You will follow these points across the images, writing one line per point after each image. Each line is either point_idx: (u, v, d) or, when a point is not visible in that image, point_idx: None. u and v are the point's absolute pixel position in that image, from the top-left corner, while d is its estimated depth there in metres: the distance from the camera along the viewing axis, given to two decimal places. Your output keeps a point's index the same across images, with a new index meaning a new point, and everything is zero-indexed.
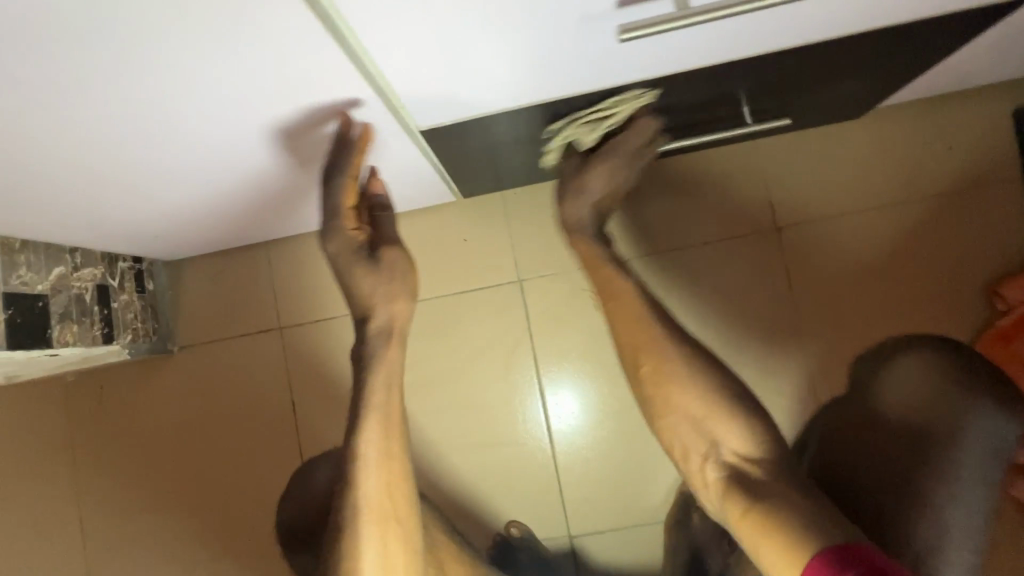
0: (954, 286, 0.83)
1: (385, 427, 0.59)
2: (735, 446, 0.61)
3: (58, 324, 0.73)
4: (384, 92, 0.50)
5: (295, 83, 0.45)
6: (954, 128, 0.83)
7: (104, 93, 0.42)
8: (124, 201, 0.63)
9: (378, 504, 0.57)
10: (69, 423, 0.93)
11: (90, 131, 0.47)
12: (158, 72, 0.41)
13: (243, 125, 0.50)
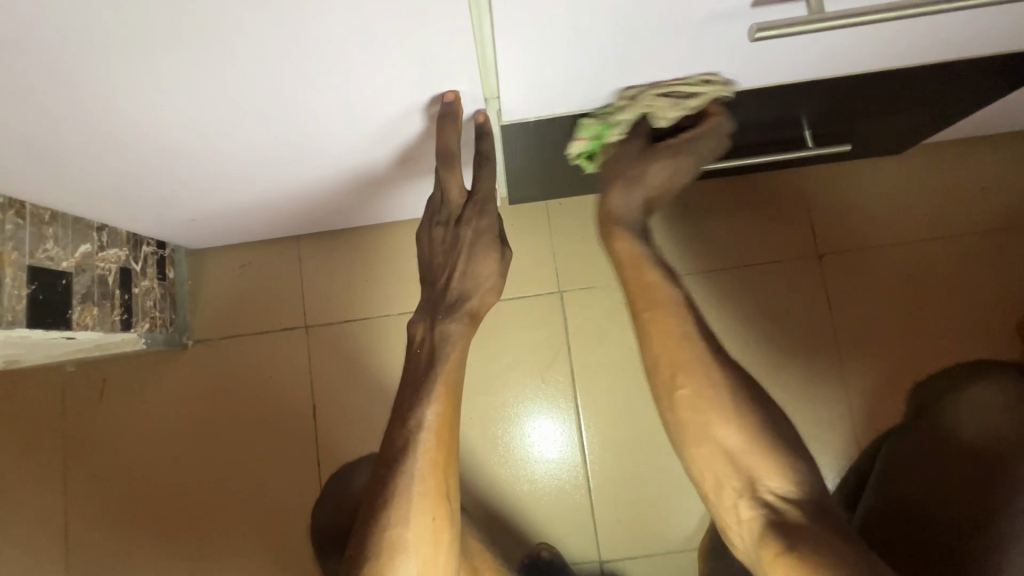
0: (990, 323, 0.84)
1: (446, 406, 0.56)
2: (772, 486, 0.54)
3: (79, 306, 0.68)
4: (485, 70, 0.48)
5: (403, 54, 0.43)
6: (987, 170, 0.87)
7: (187, 45, 0.39)
8: (170, 174, 0.59)
9: (426, 499, 0.54)
10: (65, 417, 0.86)
11: (159, 86, 0.44)
12: (251, 26, 0.38)
13: (326, 97, 0.48)
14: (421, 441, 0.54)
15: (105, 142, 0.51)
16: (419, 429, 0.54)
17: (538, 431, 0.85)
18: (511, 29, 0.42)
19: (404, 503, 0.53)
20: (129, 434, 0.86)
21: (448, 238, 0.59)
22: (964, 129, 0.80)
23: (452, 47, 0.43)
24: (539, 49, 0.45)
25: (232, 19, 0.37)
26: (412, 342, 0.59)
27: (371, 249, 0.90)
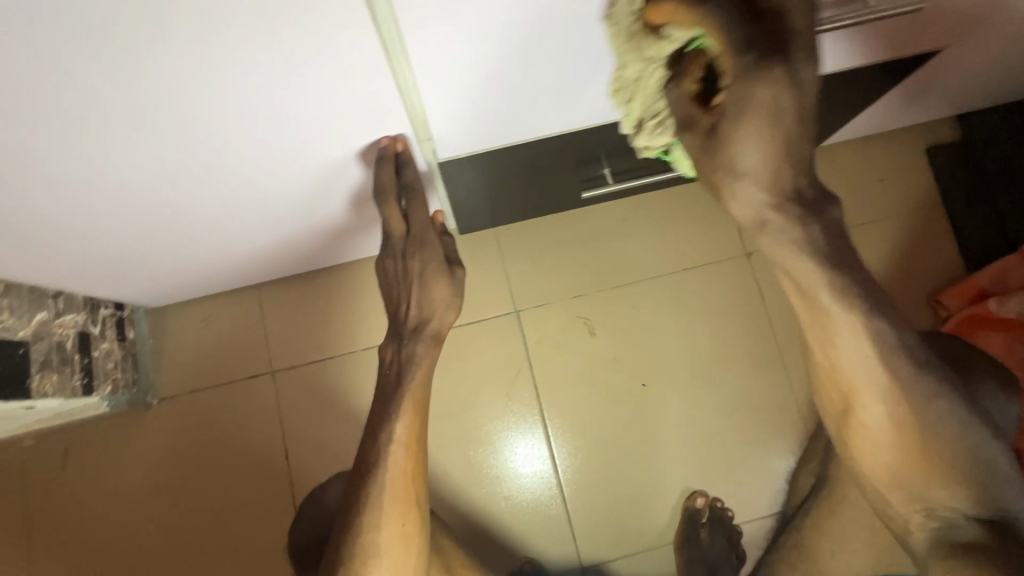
0: (904, 298, 0.94)
1: (416, 423, 0.61)
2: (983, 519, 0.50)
3: (38, 374, 0.68)
4: (413, 115, 0.53)
5: (343, 107, 0.49)
6: (881, 165, 0.98)
7: (147, 114, 0.44)
8: (130, 236, 0.62)
9: (394, 509, 0.58)
10: (28, 491, 0.84)
11: (119, 153, 0.48)
12: (207, 94, 0.43)
13: (275, 150, 0.53)
14: (390, 458, 0.59)
15: (62, 209, 0.53)
16: (388, 447, 0.59)
17: (507, 450, 0.88)
18: (433, 80, 0.48)
19: (377, 515, 0.57)
20: (97, 500, 0.85)
21: (399, 270, 0.63)
22: (854, 131, 0.91)
23: (380, 98, 0.49)
24: (461, 94, 0.51)
25: (189, 91, 0.42)
26: (382, 362, 0.63)
27: (333, 288, 0.93)
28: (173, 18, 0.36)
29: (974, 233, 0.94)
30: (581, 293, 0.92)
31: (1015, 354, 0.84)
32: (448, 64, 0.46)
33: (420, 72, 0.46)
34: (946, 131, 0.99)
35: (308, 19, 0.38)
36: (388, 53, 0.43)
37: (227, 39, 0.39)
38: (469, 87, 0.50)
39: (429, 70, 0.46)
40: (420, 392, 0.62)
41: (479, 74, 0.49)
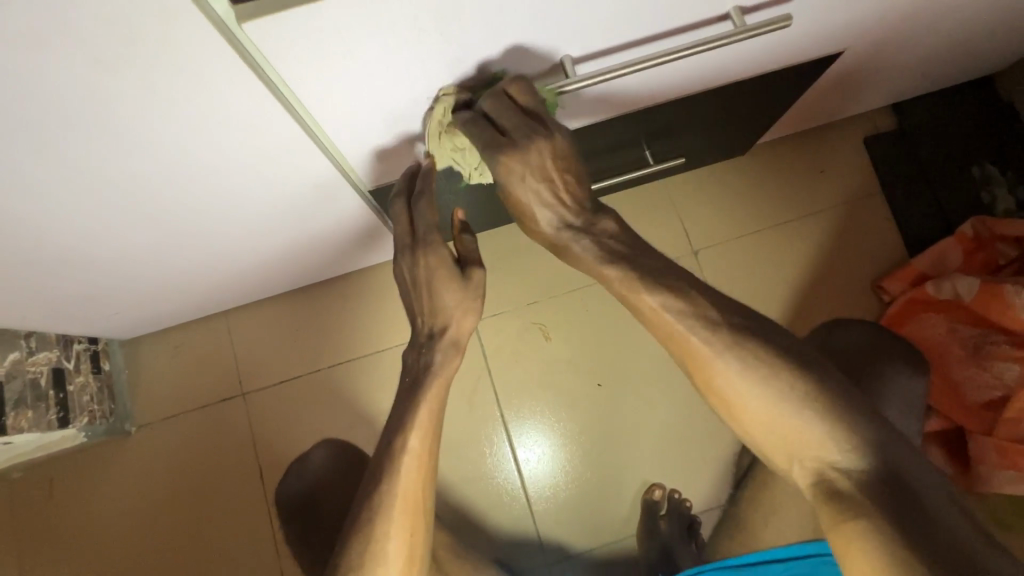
0: (848, 285, 0.97)
1: (423, 458, 0.56)
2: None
3: (13, 411, 0.73)
4: (339, 163, 0.57)
5: (263, 160, 0.51)
6: (820, 157, 1.01)
7: (77, 188, 0.47)
8: (86, 282, 0.66)
9: (401, 526, 0.55)
10: (20, 521, 0.88)
11: (59, 219, 0.51)
12: (130, 169, 0.46)
13: (210, 202, 0.56)
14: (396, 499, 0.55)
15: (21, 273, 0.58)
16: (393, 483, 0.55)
17: (473, 455, 0.92)
18: (341, 126, 0.50)
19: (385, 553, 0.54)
20: (87, 527, 0.89)
21: (409, 278, 0.58)
22: (788, 127, 0.94)
23: (303, 157, 0.53)
24: (372, 137, 0.53)
25: (113, 167, 0.45)
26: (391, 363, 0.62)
27: (299, 309, 0.97)
28: (81, 117, 0.39)
29: (912, 218, 0.97)
30: (536, 300, 0.96)
31: (956, 333, 0.87)
32: (352, 114, 0.48)
33: (329, 123, 0.49)
34: (881, 120, 1.02)
35: (224, 113, 0.43)
36: (309, 130, 0.49)
37: (150, 135, 0.43)
38: (378, 131, 0.52)
39: (334, 119, 0.48)
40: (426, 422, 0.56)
41: (384, 119, 0.50)
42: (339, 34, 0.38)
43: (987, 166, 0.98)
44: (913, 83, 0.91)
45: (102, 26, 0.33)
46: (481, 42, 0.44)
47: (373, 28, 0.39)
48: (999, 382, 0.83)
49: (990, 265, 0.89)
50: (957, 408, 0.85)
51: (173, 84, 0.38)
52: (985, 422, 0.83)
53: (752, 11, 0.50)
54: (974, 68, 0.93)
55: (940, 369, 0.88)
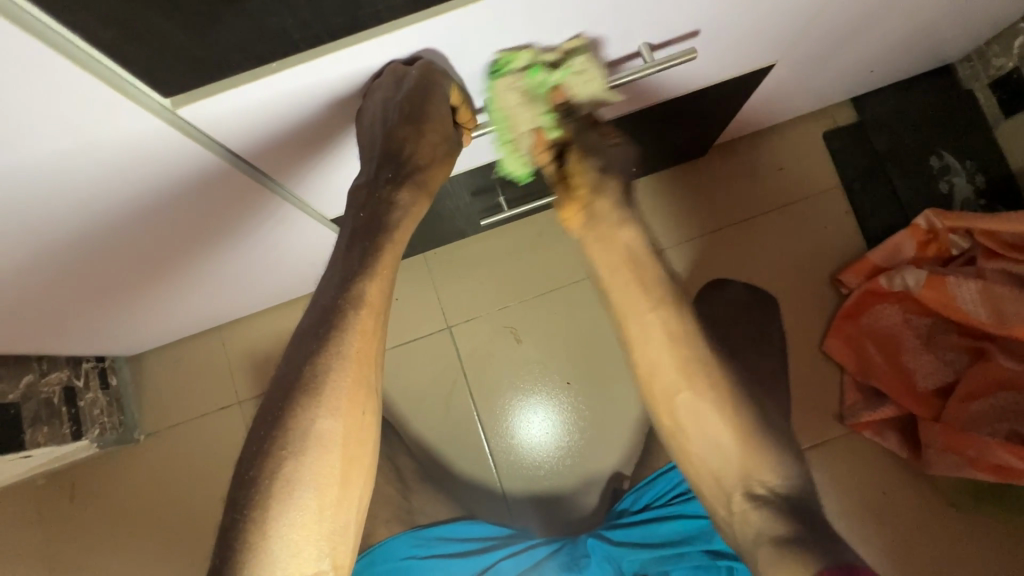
0: (808, 278, 1.00)
1: (356, 414, 0.49)
2: (762, 480, 0.56)
3: (30, 428, 0.81)
4: (297, 203, 0.62)
5: (207, 202, 0.54)
6: (782, 153, 1.03)
7: (26, 246, 0.49)
8: (65, 328, 0.69)
9: (317, 510, 0.47)
10: (46, 522, 0.98)
11: (20, 279, 0.53)
12: (72, 223, 0.48)
13: (164, 246, 0.58)
14: (320, 455, 0.47)
15: (10, 328, 0.62)
16: (319, 443, 0.47)
17: (452, 449, 0.98)
18: (273, 161, 0.52)
19: (294, 521, 0.46)
20: (105, 525, 0.98)
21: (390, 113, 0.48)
22: (744, 127, 0.96)
23: (259, 205, 0.58)
24: (309, 171, 0.56)
25: (57, 223, 0.48)
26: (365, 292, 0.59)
27: (287, 321, 1.03)
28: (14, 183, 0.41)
29: (870, 210, 1.00)
30: (505, 304, 1.02)
31: (910, 323, 0.91)
32: (282, 153, 0.51)
33: (263, 162, 0.51)
34: (843, 113, 1.04)
35: (160, 167, 0.46)
36: (259, 181, 0.54)
37: (101, 199, 0.47)
38: (314, 168, 0.55)
39: (265, 156, 0.51)
40: (360, 378, 0.49)
41: (316, 155, 0.54)
42: (267, 104, 0.43)
43: (946, 155, 0.99)
44: (864, 79, 0.94)
45: (31, 118, 0.36)
46: (390, 81, 0.46)
47: (299, 95, 0.44)
48: (946, 369, 0.88)
49: (942, 256, 0.92)
50: (910, 396, 0.88)
51: (113, 158, 0.43)
52: (933, 408, 0.87)
53: (659, 47, 0.56)
54: (928, 60, 0.94)
55: (895, 356, 0.91)
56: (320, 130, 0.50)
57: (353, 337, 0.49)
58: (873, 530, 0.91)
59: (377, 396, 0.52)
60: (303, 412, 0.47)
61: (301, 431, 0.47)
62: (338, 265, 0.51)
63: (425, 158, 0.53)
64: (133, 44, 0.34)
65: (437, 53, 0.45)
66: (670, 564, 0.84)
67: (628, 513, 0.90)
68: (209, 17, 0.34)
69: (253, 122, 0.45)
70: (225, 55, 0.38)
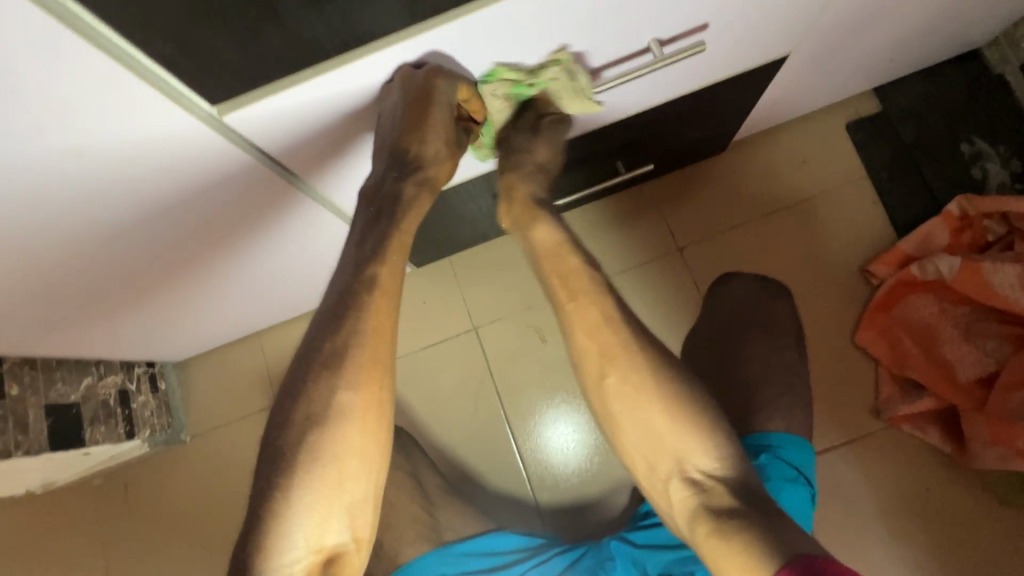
0: (836, 270, 0.98)
1: (373, 396, 0.51)
2: (698, 463, 0.55)
3: (89, 427, 0.88)
4: (325, 203, 0.66)
5: (248, 202, 0.58)
6: (804, 146, 1.03)
7: (87, 247, 0.54)
8: (121, 330, 0.75)
9: (334, 486, 0.49)
10: (102, 520, 1.04)
11: (83, 278, 0.58)
12: (127, 226, 0.53)
13: (206, 246, 0.63)
14: (338, 432, 0.49)
15: (64, 321, 0.67)
16: (337, 421, 0.49)
17: (481, 447, 1.00)
18: (304, 162, 0.56)
19: (315, 495, 0.48)
20: (156, 521, 1.04)
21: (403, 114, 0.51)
22: (762, 122, 0.96)
23: (292, 204, 0.62)
24: (338, 172, 0.60)
25: (114, 226, 0.53)
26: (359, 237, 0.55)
27: None
28: (80, 187, 0.46)
29: (898, 200, 0.98)
30: (529, 304, 1.04)
31: (946, 312, 0.89)
32: (312, 154, 0.55)
33: (296, 163, 0.55)
34: (865, 104, 1.03)
35: (204, 170, 0.50)
36: (292, 182, 0.58)
37: (151, 200, 0.52)
38: (341, 169, 0.59)
39: (297, 158, 0.54)
40: (378, 360, 0.51)
41: (343, 157, 0.58)
42: (299, 108, 0.47)
43: (977, 141, 0.97)
44: (886, 68, 0.93)
45: (94, 126, 0.41)
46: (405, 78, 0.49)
47: (328, 98, 0.47)
48: (988, 359, 0.85)
49: (978, 242, 0.90)
50: (951, 387, 0.85)
51: (156, 156, 0.47)
52: (976, 398, 0.84)
53: (669, 43, 0.58)
54: (954, 45, 0.93)
55: (932, 346, 0.89)
56: (345, 131, 0.53)
57: (370, 322, 0.51)
58: (917, 527, 0.88)
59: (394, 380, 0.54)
60: (327, 392, 0.49)
61: (325, 411, 0.49)
62: (369, 254, 0.54)
63: (430, 154, 0.56)
64: (187, 58, 0.38)
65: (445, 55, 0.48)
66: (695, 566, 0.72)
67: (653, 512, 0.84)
68: (252, 31, 0.38)
69: (286, 126, 0.49)
70: (263, 64, 0.42)
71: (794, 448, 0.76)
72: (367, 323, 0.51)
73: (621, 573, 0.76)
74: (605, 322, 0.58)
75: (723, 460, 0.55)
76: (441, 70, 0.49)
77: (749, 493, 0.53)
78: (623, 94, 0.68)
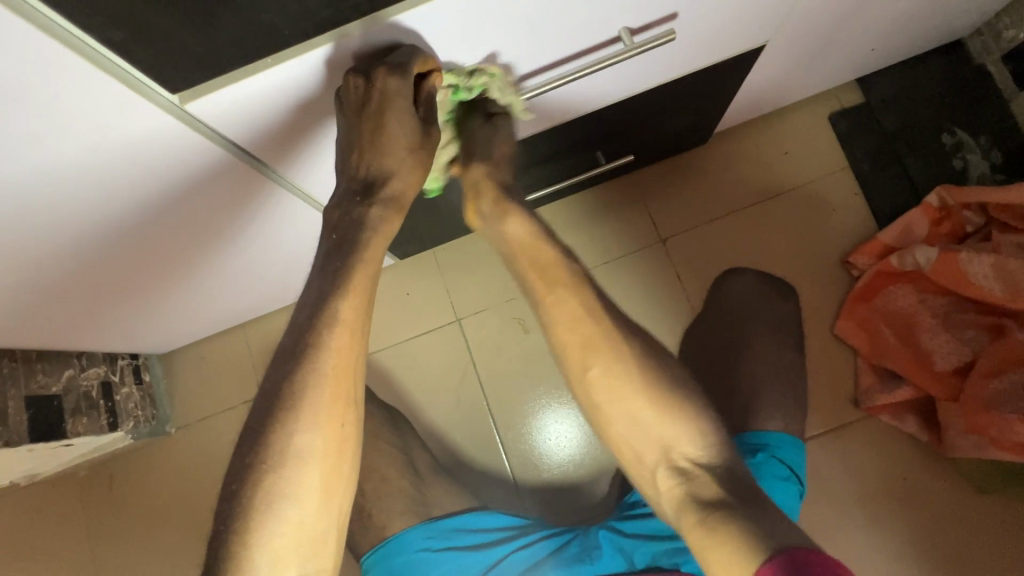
0: (818, 261, 0.99)
1: (335, 425, 0.50)
2: (685, 451, 0.57)
3: (70, 419, 0.88)
4: (299, 194, 0.66)
5: (217, 193, 0.58)
6: (787, 137, 1.03)
7: (54, 238, 0.54)
8: (97, 322, 0.74)
9: (296, 522, 0.48)
10: (87, 512, 1.04)
11: (53, 270, 0.58)
12: (94, 217, 0.53)
13: (177, 239, 0.63)
14: (297, 471, 0.48)
15: (43, 322, 0.67)
16: (296, 460, 0.48)
17: (464, 437, 1.01)
18: (271, 150, 0.55)
19: (275, 531, 0.47)
20: (141, 513, 1.04)
21: (362, 98, 0.49)
22: (744, 112, 0.96)
23: (263, 193, 0.62)
24: (307, 158, 0.60)
25: (80, 218, 0.52)
26: (330, 226, 0.55)
27: None
28: (40, 178, 0.46)
29: (880, 191, 0.99)
30: (512, 296, 1.04)
31: (925, 303, 0.89)
32: (278, 141, 0.55)
33: (263, 152, 0.55)
34: (849, 95, 1.03)
35: (170, 161, 0.50)
36: (261, 171, 0.58)
37: (118, 193, 0.51)
38: (308, 155, 0.59)
39: (263, 146, 0.54)
40: (338, 390, 0.50)
41: (311, 143, 0.57)
42: (262, 94, 0.47)
43: (959, 132, 0.97)
44: (868, 58, 0.93)
45: (50, 117, 0.41)
46: (361, 49, 0.48)
47: (290, 85, 0.47)
48: (965, 348, 0.86)
49: (957, 233, 0.90)
50: (928, 376, 0.86)
51: (125, 152, 0.47)
52: (952, 387, 0.85)
53: (640, 32, 0.58)
54: (935, 35, 0.93)
55: (910, 337, 0.89)
56: (309, 117, 0.53)
57: (328, 353, 0.50)
58: (894, 515, 0.89)
59: (357, 406, 0.53)
60: (284, 425, 0.48)
61: (282, 443, 0.47)
62: (337, 243, 0.53)
63: (393, 166, 0.54)
64: (140, 43, 0.38)
65: (388, 30, 0.47)
66: (683, 556, 0.74)
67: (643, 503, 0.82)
68: (205, 15, 0.38)
69: (249, 114, 0.49)
70: (221, 50, 0.41)
71: (788, 445, 0.77)
72: (331, 332, 0.50)
73: (608, 562, 0.76)
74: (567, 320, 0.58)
75: (709, 449, 0.57)
76: (403, 52, 0.49)
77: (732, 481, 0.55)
78: (598, 84, 0.67)
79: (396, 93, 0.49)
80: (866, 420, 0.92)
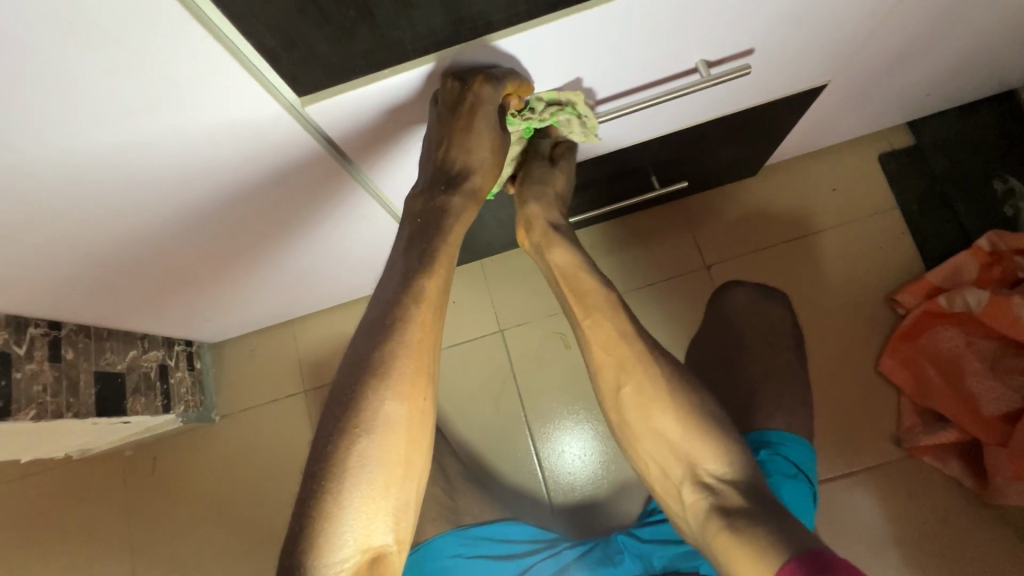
0: (864, 297, 0.99)
1: (418, 399, 0.53)
2: (709, 468, 0.58)
3: (131, 397, 0.92)
4: (375, 195, 0.70)
5: (306, 183, 0.62)
6: (835, 175, 1.05)
7: (157, 217, 0.58)
8: (170, 302, 0.79)
9: (379, 486, 0.49)
10: (126, 492, 1.07)
11: (149, 247, 0.63)
12: (196, 198, 0.58)
13: (258, 226, 0.67)
14: (386, 436, 0.50)
15: (128, 296, 0.72)
16: (385, 426, 0.50)
17: (498, 445, 1.02)
18: (361, 149, 0.60)
19: (361, 494, 0.48)
20: (179, 497, 1.07)
21: (456, 95, 0.53)
22: (795, 148, 0.99)
23: (344, 190, 0.66)
24: (391, 162, 0.64)
25: (187, 197, 0.57)
26: None
27: (350, 318, 1.12)
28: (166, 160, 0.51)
29: (928, 232, 1.00)
30: (556, 310, 1.06)
31: (974, 346, 0.89)
32: (371, 143, 0.59)
33: (356, 153, 0.60)
34: (899, 137, 1.05)
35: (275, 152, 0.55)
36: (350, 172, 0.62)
37: (222, 177, 0.56)
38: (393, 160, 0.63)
39: (357, 145, 0.58)
40: (421, 363, 0.53)
41: (399, 148, 0.62)
42: (369, 100, 0.51)
43: (1011, 178, 0.98)
44: (922, 103, 0.95)
45: (191, 105, 0.46)
46: (462, 64, 0.52)
47: (397, 92, 0.52)
48: (1013, 395, 0.85)
49: (1008, 278, 0.91)
50: (974, 420, 0.85)
51: (241, 141, 0.51)
52: (1000, 433, 0.84)
53: (715, 64, 0.62)
54: (990, 84, 0.95)
55: (956, 379, 0.89)
56: (403, 121, 0.57)
57: (413, 328, 0.53)
58: (934, 558, 0.88)
59: (434, 386, 0.56)
60: (375, 394, 0.50)
61: (374, 411, 0.50)
62: (422, 243, 0.56)
63: (474, 169, 0.58)
64: (286, 50, 0.43)
65: (489, 48, 0.50)
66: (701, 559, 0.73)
67: (658, 511, 0.82)
68: (346, 28, 0.43)
69: (353, 116, 0.53)
70: (349, 61, 0.46)
71: (796, 446, 0.78)
72: (420, 319, 0.54)
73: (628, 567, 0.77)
74: (622, 338, 0.61)
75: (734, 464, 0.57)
76: (502, 71, 0.53)
77: (753, 492, 0.56)
78: (663, 111, 0.71)
79: (486, 104, 0.52)
80: (908, 459, 0.92)
